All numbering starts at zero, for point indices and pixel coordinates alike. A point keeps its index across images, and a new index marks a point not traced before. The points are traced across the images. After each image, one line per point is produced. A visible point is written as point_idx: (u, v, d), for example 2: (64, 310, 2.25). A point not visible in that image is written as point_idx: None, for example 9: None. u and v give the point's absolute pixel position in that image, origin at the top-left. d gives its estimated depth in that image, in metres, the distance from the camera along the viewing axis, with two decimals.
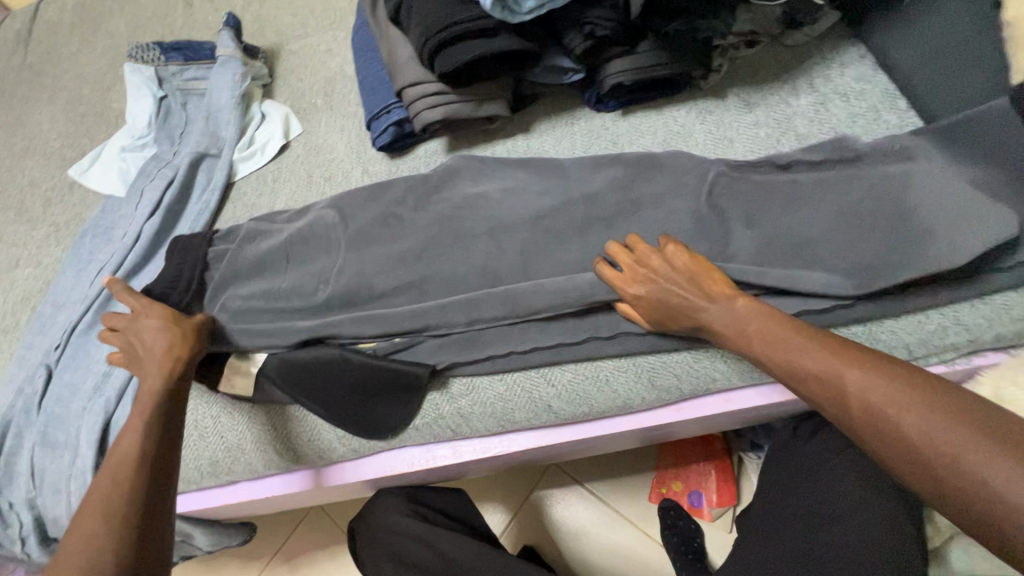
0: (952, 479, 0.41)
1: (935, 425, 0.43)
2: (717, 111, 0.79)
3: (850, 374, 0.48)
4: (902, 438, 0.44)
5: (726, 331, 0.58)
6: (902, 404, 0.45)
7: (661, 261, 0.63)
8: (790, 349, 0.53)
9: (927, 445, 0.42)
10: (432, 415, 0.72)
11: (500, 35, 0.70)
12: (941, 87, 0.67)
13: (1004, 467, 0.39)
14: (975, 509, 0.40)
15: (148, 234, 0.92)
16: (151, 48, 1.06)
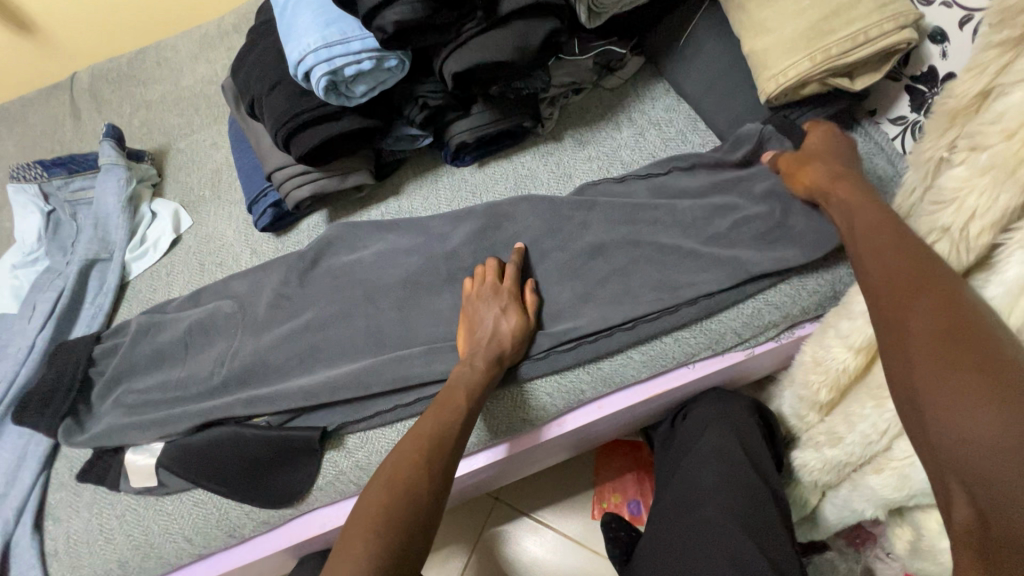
0: (943, 422, 0.38)
1: (958, 376, 0.38)
2: (557, 152, 0.89)
3: (910, 294, 0.43)
4: (923, 367, 0.40)
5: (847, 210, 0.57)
6: (939, 344, 0.40)
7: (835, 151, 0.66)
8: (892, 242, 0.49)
9: (939, 391, 0.38)
10: (332, 473, 0.74)
11: (344, 117, 0.78)
12: (724, 111, 0.80)
13: (986, 415, 0.35)
14: (940, 447, 0.38)
15: (41, 346, 0.93)
16: (33, 166, 1.08)
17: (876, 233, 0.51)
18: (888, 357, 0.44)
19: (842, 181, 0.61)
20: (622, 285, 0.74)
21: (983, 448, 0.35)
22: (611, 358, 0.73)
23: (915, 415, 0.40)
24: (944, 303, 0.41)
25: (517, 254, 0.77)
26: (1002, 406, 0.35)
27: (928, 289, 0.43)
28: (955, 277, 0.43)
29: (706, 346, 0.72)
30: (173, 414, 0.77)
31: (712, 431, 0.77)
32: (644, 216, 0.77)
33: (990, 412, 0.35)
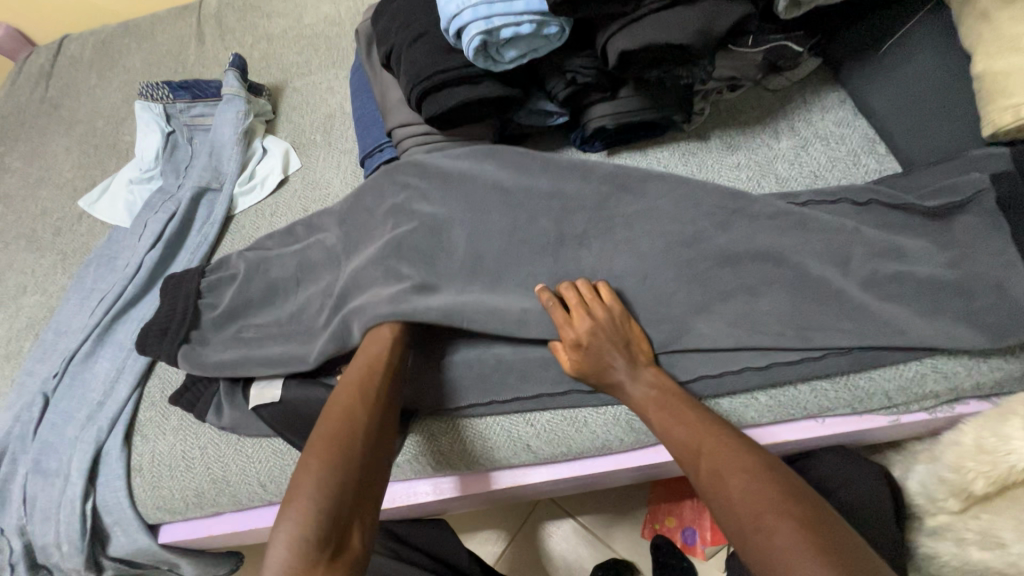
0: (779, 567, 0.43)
1: (778, 517, 0.45)
2: (700, 153, 0.80)
3: (713, 452, 0.53)
4: (764, 533, 0.45)
5: (619, 384, 0.63)
6: (778, 503, 0.46)
7: (605, 312, 0.65)
8: (675, 415, 0.58)
9: (774, 534, 0.44)
10: (412, 453, 0.72)
11: (484, 83, 0.73)
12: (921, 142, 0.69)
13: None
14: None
15: (148, 265, 0.95)
16: (161, 86, 1.10)
17: (662, 403, 0.60)
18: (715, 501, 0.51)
19: (615, 351, 0.63)
20: (759, 316, 0.65)
21: None
22: (731, 395, 0.66)
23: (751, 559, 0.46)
24: (742, 455, 0.51)
25: (607, 293, 0.68)
26: (833, 562, 0.41)
27: (730, 445, 0.53)
28: (755, 446, 0.53)
29: (845, 403, 0.64)
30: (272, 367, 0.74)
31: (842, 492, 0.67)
32: (802, 243, 0.67)
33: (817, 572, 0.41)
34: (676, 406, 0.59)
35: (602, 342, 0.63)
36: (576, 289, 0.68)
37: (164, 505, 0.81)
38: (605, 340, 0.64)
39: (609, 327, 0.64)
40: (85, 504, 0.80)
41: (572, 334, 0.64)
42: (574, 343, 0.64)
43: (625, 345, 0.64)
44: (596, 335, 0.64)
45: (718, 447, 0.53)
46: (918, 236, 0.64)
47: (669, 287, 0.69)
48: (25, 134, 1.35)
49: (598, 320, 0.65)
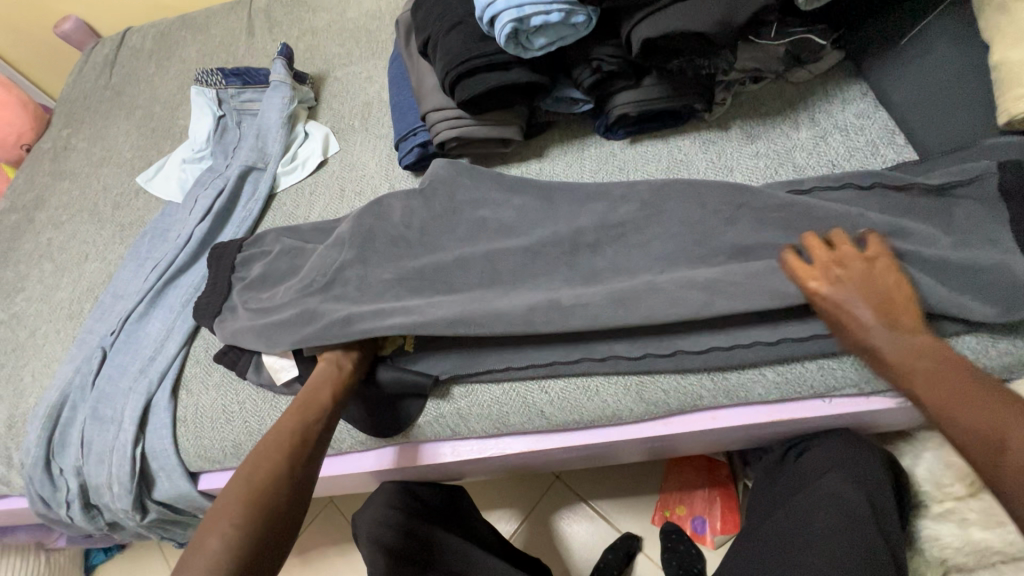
0: None
1: None
2: (720, 142, 0.83)
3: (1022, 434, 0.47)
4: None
5: (872, 346, 0.59)
6: None
7: (866, 267, 0.61)
8: (959, 390, 0.53)
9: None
10: (433, 414, 0.77)
11: (513, 69, 0.77)
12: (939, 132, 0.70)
13: None
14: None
15: (198, 236, 1.03)
16: (216, 73, 1.19)
17: (935, 373, 0.55)
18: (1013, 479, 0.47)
19: (871, 304, 0.59)
20: None
21: None
22: (739, 370, 0.69)
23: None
24: None
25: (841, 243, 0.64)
26: None
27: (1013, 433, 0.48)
28: None
29: (851, 383, 0.66)
30: (294, 330, 0.76)
31: (850, 469, 0.68)
32: (815, 227, 0.69)
33: None
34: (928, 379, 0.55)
35: (856, 301, 0.60)
36: (814, 248, 0.65)
37: (204, 454, 0.87)
38: (865, 299, 0.60)
39: (868, 281, 0.60)
40: (134, 449, 0.88)
41: (819, 279, 0.62)
42: (837, 295, 0.61)
43: (879, 302, 0.60)
44: (873, 295, 0.60)
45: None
46: (931, 223, 0.66)
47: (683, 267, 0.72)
48: (90, 117, 1.46)
49: (869, 269, 0.61)
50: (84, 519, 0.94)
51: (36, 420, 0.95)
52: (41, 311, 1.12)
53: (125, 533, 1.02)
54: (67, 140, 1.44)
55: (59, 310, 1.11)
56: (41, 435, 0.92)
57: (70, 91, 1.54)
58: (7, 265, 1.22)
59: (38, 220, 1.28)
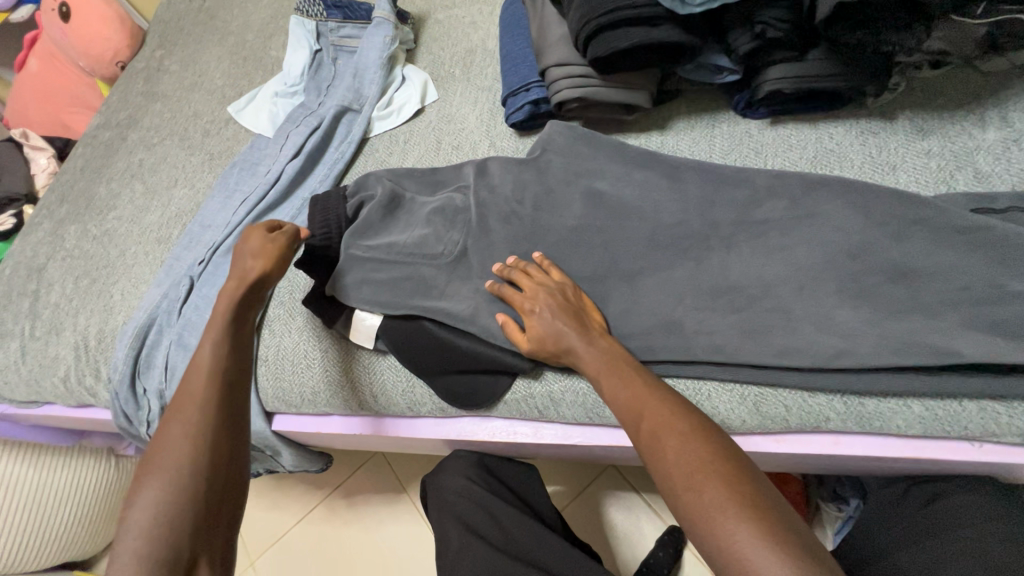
0: (705, 524, 0.43)
1: (712, 479, 0.44)
2: (882, 134, 0.72)
3: (655, 414, 0.52)
4: (701, 496, 0.44)
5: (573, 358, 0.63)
6: (701, 466, 0.46)
7: (560, 290, 0.68)
8: (622, 380, 0.58)
9: (704, 494, 0.44)
10: (522, 393, 0.73)
11: (663, 26, 0.68)
12: None
13: (746, 534, 0.41)
14: (700, 537, 0.43)
15: (289, 174, 1.00)
16: (317, 3, 1.14)
17: (609, 368, 0.60)
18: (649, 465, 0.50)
19: (566, 317, 0.65)
20: (936, 321, 0.59)
21: (745, 539, 0.41)
22: (880, 398, 0.61)
23: (684, 519, 0.45)
24: (677, 419, 0.51)
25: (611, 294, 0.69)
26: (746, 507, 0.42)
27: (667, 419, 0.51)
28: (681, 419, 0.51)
29: (1018, 433, 0.57)
30: (415, 301, 0.76)
31: (992, 525, 0.62)
32: (1001, 249, 0.59)
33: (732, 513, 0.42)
34: (626, 370, 0.59)
35: (547, 308, 0.66)
36: (523, 270, 0.71)
37: (282, 397, 0.87)
38: (558, 310, 0.65)
39: (561, 298, 0.67)
40: None
41: (522, 302, 0.68)
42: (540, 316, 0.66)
43: (573, 312, 0.66)
44: (535, 302, 0.67)
45: (675, 428, 0.50)
46: None
47: (828, 274, 0.64)
48: (183, 39, 1.44)
49: (553, 291, 0.68)
50: None
51: (124, 338, 0.97)
52: (131, 232, 1.13)
53: None
54: (159, 61, 1.43)
55: (148, 233, 1.12)
56: (129, 354, 0.95)
57: (164, 10, 1.53)
58: (100, 179, 1.24)
59: (130, 139, 1.29)
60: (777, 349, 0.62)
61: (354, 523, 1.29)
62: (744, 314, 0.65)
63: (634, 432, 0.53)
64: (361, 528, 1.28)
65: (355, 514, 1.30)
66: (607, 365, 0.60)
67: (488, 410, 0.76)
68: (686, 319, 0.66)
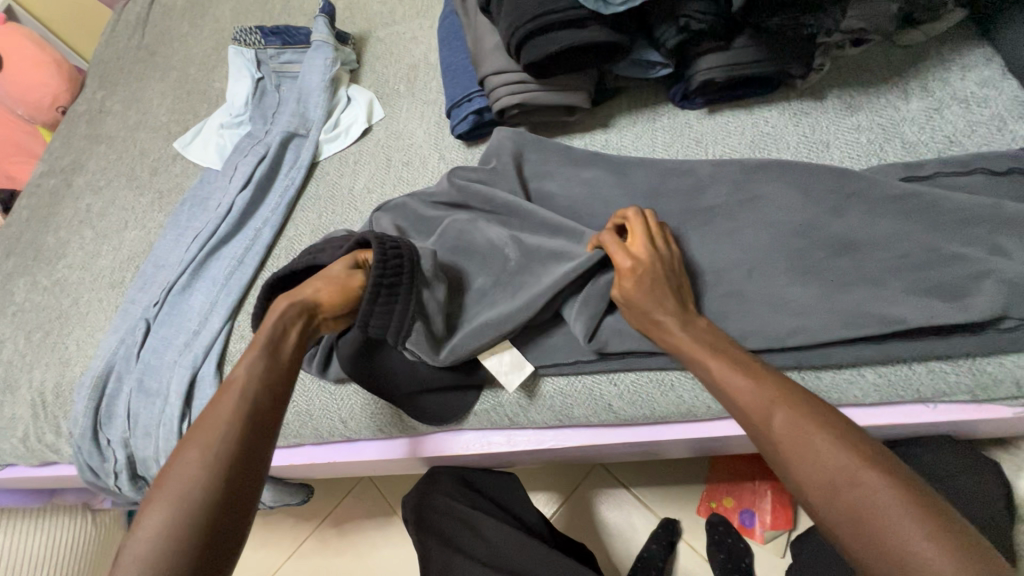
0: (874, 528, 0.38)
1: (880, 476, 0.39)
2: (814, 113, 0.74)
3: (790, 401, 0.46)
4: (868, 497, 0.39)
5: (671, 340, 0.57)
6: (859, 460, 0.40)
7: (671, 262, 0.62)
8: (737, 363, 0.51)
9: (873, 494, 0.39)
10: (491, 402, 0.73)
11: (590, 27, 0.69)
12: None
13: (930, 542, 0.36)
14: (861, 539, 0.38)
15: (240, 206, 0.98)
16: (254, 32, 1.13)
17: (709, 349, 0.54)
18: (780, 464, 0.44)
19: (668, 291, 0.59)
20: (880, 289, 0.60)
21: (927, 548, 0.36)
22: (836, 370, 0.62)
23: (833, 520, 0.40)
24: (819, 406, 0.45)
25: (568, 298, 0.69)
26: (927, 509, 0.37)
27: (801, 405, 0.45)
28: (824, 406, 0.45)
29: (967, 390, 0.58)
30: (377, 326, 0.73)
31: (951, 482, 0.63)
32: (933, 213, 0.61)
33: (913, 518, 0.37)
34: (735, 353, 0.53)
35: (655, 275, 0.59)
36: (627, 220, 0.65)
37: None
38: (659, 289, 0.59)
39: (664, 265, 0.61)
40: (180, 424, 0.86)
41: (627, 260, 0.60)
42: (659, 291, 0.59)
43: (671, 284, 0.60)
44: (648, 287, 0.59)
45: (813, 417, 0.44)
46: None
47: (773, 254, 0.65)
48: (124, 78, 1.42)
49: (659, 256, 0.61)
50: (132, 490, 0.93)
51: (82, 389, 0.94)
52: (84, 279, 1.10)
53: None
54: (101, 103, 1.39)
55: (101, 279, 1.09)
56: (88, 405, 0.91)
57: (103, 50, 1.49)
58: (47, 229, 1.20)
59: (76, 185, 1.26)
60: (734, 333, 0.63)
61: (346, 552, 1.26)
62: (699, 301, 0.66)
63: (758, 427, 0.47)
64: (353, 556, 1.25)
65: (347, 542, 1.27)
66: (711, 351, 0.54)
67: (459, 424, 0.76)
68: None
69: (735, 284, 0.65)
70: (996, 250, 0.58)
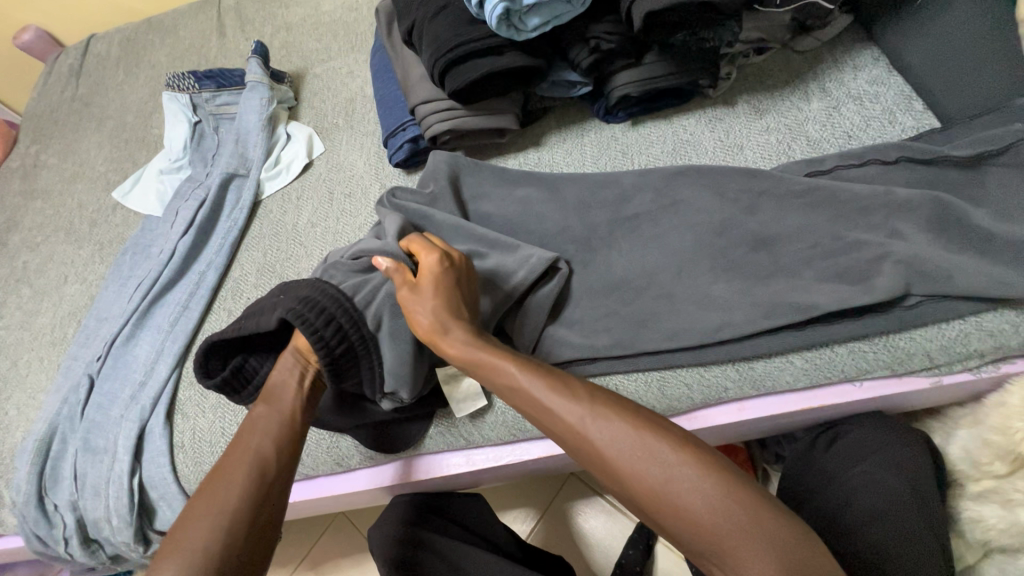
0: (710, 539, 0.40)
1: (704, 488, 0.41)
2: (727, 119, 0.79)
3: (611, 422, 0.45)
4: (701, 514, 0.40)
5: (478, 368, 0.54)
6: (686, 475, 0.42)
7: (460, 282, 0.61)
8: (556, 387, 0.49)
9: (701, 510, 0.40)
10: (445, 424, 0.74)
11: (507, 53, 0.72)
12: (962, 103, 0.67)
13: (754, 544, 0.39)
14: (702, 547, 0.41)
15: (182, 250, 0.97)
16: (187, 77, 1.13)
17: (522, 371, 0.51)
18: (624, 492, 0.44)
19: (457, 307, 0.59)
20: (796, 279, 0.64)
21: (752, 553, 0.38)
22: (767, 359, 0.65)
23: (675, 531, 0.42)
24: (636, 420, 0.45)
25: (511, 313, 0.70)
26: (750, 514, 0.40)
27: (625, 422, 0.45)
28: (645, 418, 0.45)
29: (885, 365, 0.62)
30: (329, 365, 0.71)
31: (884, 454, 0.67)
32: (835, 204, 0.65)
33: (740, 527, 0.39)
34: (546, 371, 0.51)
35: (438, 292, 0.59)
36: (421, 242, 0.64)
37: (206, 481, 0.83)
38: (433, 307, 0.58)
39: (453, 283, 0.60)
40: (131, 480, 0.83)
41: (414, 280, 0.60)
42: (450, 309, 0.58)
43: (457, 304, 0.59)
44: (416, 303, 0.58)
45: (637, 436, 0.44)
46: (952, 194, 0.63)
47: (697, 254, 0.68)
48: (58, 131, 1.39)
49: (444, 272, 0.61)
50: (84, 555, 0.89)
51: (24, 455, 0.90)
52: (22, 339, 1.06)
53: (128, 565, 0.98)
54: (35, 157, 1.36)
55: (41, 337, 1.05)
56: (30, 471, 0.87)
57: (35, 104, 1.46)
58: None
59: (11, 243, 1.22)
60: (667, 333, 0.66)
61: None
62: (634, 306, 0.68)
63: (586, 452, 0.46)
64: None
65: None
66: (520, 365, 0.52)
67: (417, 449, 0.76)
68: (581, 321, 0.69)
69: (665, 286, 0.68)
70: (894, 233, 0.63)
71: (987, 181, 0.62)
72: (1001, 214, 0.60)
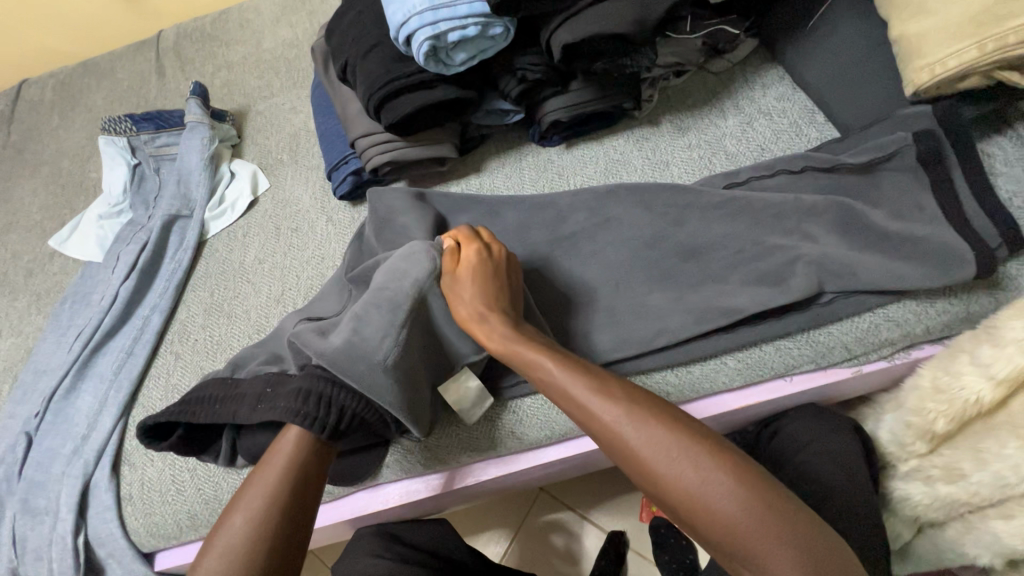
0: (741, 546, 0.42)
1: (749, 504, 0.43)
2: (653, 137, 0.84)
3: (655, 431, 0.47)
4: (743, 528, 0.42)
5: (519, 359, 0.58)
6: (734, 488, 0.43)
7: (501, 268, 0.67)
8: (600, 389, 0.51)
9: (741, 521, 0.42)
10: (401, 452, 0.75)
11: (438, 87, 0.76)
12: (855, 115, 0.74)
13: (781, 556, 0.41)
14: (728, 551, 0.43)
15: (124, 295, 0.95)
16: (124, 119, 1.11)
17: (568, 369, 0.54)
18: (651, 488, 0.47)
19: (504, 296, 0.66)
20: (721, 285, 0.68)
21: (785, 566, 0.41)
22: (702, 362, 0.68)
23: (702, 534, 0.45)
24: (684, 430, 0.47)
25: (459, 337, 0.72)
26: (791, 538, 0.42)
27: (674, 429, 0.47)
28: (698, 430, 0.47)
29: (809, 359, 0.66)
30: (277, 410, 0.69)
31: (817, 443, 0.71)
32: (752, 212, 0.70)
33: (778, 543, 0.41)
34: (595, 374, 0.54)
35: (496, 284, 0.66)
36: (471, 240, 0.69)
37: (157, 532, 0.80)
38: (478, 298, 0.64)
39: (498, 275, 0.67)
40: (75, 540, 0.80)
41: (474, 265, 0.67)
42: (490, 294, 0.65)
43: (497, 292, 0.65)
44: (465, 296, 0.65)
45: (685, 450, 0.46)
46: (853, 197, 0.69)
47: (631, 267, 0.72)
48: None
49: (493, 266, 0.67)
50: None
51: None
52: None
53: None
54: None
55: None
56: None
57: None
58: None
59: None
60: (608, 344, 0.68)
61: None
62: (576, 320, 0.71)
63: (620, 450, 0.48)
64: None
65: None
66: (546, 354, 0.57)
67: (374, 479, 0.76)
68: None
69: (603, 299, 0.71)
70: (805, 236, 0.68)
71: (882, 184, 0.68)
72: (895, 213, 0.66)
